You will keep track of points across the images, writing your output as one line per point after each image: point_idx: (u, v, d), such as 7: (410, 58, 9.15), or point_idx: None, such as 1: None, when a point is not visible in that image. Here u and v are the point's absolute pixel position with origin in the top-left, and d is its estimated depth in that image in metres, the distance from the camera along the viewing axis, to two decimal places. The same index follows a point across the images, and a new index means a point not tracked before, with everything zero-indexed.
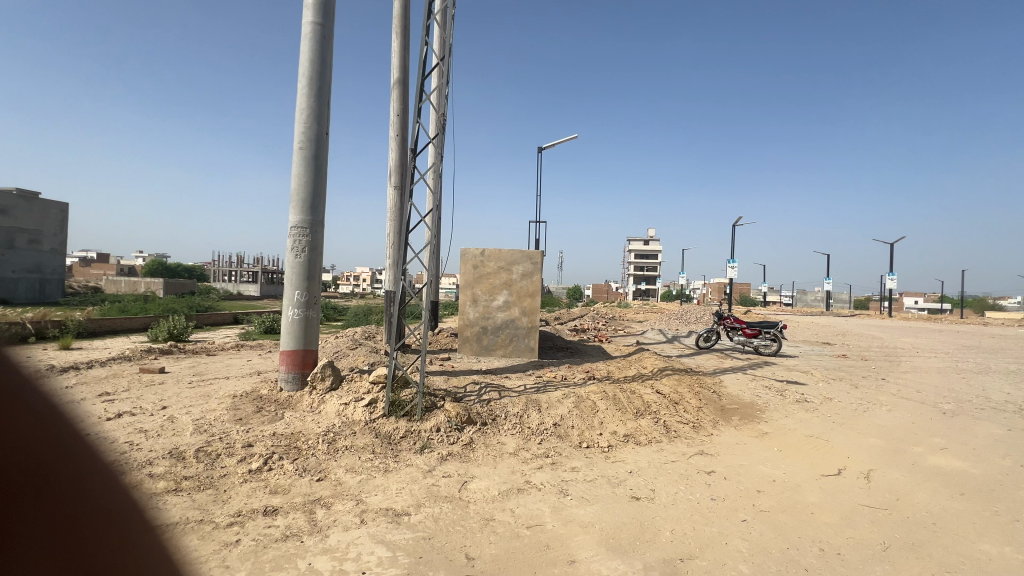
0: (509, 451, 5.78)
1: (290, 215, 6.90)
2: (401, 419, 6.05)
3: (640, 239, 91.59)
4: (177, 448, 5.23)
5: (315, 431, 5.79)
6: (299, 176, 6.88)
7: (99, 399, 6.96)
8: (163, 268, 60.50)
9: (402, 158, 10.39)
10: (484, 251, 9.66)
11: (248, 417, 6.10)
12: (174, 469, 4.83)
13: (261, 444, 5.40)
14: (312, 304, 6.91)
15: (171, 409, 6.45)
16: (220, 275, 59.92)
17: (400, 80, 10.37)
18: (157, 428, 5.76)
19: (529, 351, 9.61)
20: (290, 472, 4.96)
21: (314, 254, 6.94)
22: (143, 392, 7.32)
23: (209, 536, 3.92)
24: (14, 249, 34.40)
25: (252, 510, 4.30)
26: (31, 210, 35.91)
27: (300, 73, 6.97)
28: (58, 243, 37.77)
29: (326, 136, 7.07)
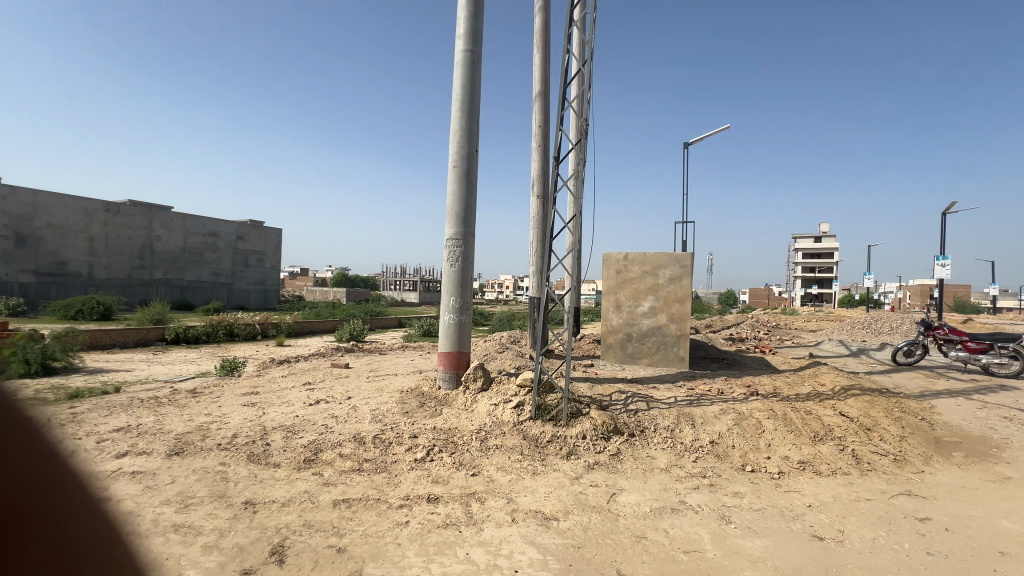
0: (661, 466, 5.44)
1: (446, 228, 7.55)
2: (547, 423, 6.13)
3: (809, 237, 79.62)
4: (359, 433, 6.07)
5: (469, 428, 6.18)
6: (454, 192, 7.49)
7: (303, 388, 8.47)
8: (347, 280, 71.77)
9: (544, 167, 10.65)
10: (628, 255, 9.36)
11: (413, 411, 6.80)
12: (357, 452, 5.60)
13: (424, 436, 5.96)
14: (465, 310, 7.42)
15: (354, 399, 7.54)
16: (389, 284, 68.75)
17: (542, 91, 10.68)
18: (344, 415, 6.76)
19: (678, 360, 8.99)
20: (449, 464, 5.38)
21: (467, 263, 7.47)
22: (333, 384, 8.69)
23: (384, 514, 4.44)
24: (248, 267, 44.42)
25: (418, 496, 4.75)
26: (259, 235, 45.68)
27: (453, 97, 7.62)
28: (276, 261, 47.51)
29: (476, 153, 7.59)
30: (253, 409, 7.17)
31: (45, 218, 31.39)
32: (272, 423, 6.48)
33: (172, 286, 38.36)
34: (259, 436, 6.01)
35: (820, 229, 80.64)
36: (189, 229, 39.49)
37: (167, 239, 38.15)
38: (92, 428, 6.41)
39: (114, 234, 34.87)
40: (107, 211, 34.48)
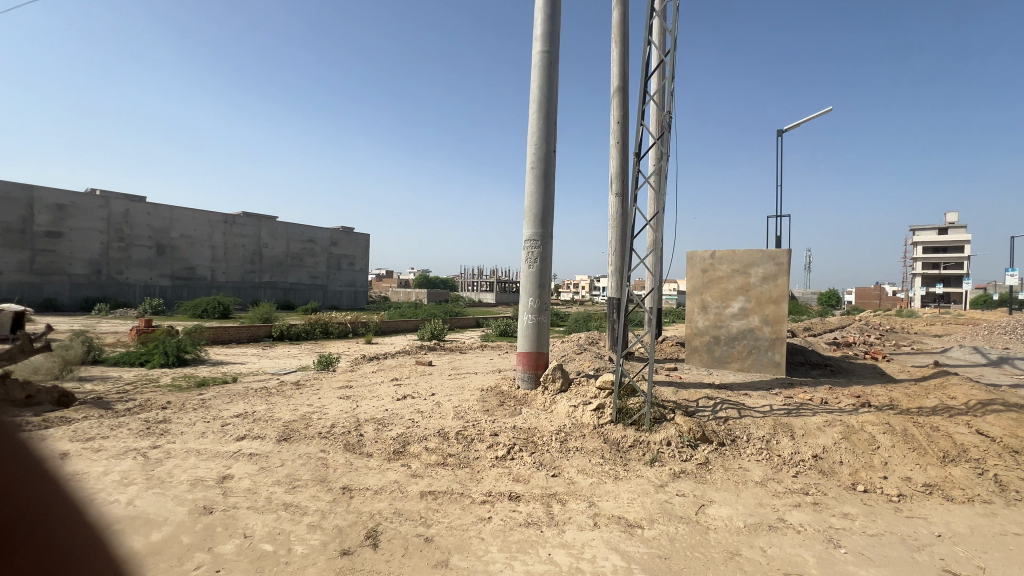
0: (755, 480, 5.06)
1: (524, 229, 7.62)
2: (629, 427, 5.96)
3: (931, 229, 69.92)
4: (443, 429, 6.32)
5: (548, 429, 6.19)
6: (532, 194, 7.55)
7: (391, 383, 9.00)
8: (428, 281, 75.13)
9: (623, 165, 10.38)
10: (715, 254, 8.84)
11: (494, 409, 6.95)
12: (442, 446, 5.83)
13: (504, 435, 6.06)
14: (543, 311, 7.44)
15: (437, 396, 7.87)
16: (467, 285, 70.93)
17: (621, 87, 10.42)
18: (429, 410, 7.08)
19: (773, 366, 8.32)
20: (529, 464, 5.42)
21: (545, 264, 7.49)
22: (418, 380, 9.14)
23: (468, 508, 4.57)
24: (340, 270, 48.15)
25: (500, 493, 4.84)
26: (350, 240, 49.30)
27: (531, 99, 7.68)
28: (365, 264, 50.99)
29: (554, 154, 7.58)
30: (348, 402, 7.75)
31: (178, 230, 36.24)
32: (365, 415, 6.96)
33: (277, 288, 42.63)
34: (353, 426, 6.48)
35: (945, 220, 70.56)
36: (291, 236, 43.63)
37: (273, 246, 42.43)
38: (216, 413, 7.29)
39: (231, 242, 39.42)
40: (226, 222, 39.06)
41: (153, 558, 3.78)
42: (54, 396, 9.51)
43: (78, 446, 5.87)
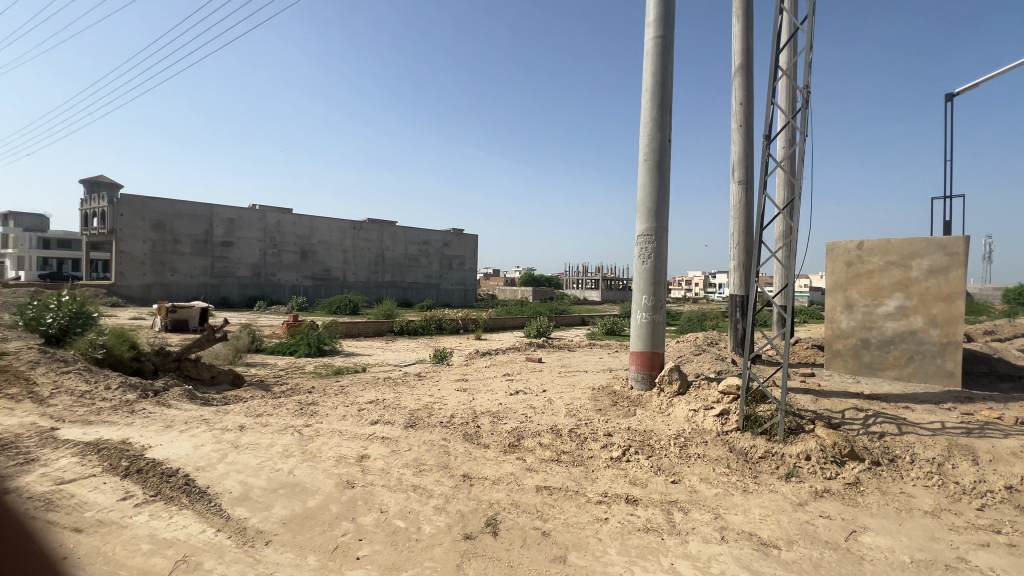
0: (924, 509, 4.30)
1: (637, 224, 7.35)
2: (759, 437, 5.44)
3: None
4: (556, 425, 6.37)
5: (666, 432, 5.90)
6: (645, 187, 7.26)
7: (504, 378, 9.31)
8: (533, 279, 76.36)
9: (746, 149, 9.53)
10: (863, 244, 7.70)
11: (607, 409, 6.82)
12: (556, 443, 5.87)
13: (619, 436, 5.91)
14: (658, 308, 7.12)
15: (549, 392, 7.95)
16: (571, 282, 70.74)
17: (743, 65, 9.57)
18: (541, 407, 7.18)
19: (943, 376, 7.03)
20: (646, 468, 5.22)
21: (660, 260, 7.16)
22: (529, 376, 9.32)
23: (584, 507, 4.55)
24: (452, 270, 51.11)
25: (616, 495, 4.73)
26: (460, 242, 52.01)
27: (643, 88, 7.39)
28: (474, 264, 53.47)
29: (668, 144, 7.21)
30: (465, 394, 8.19)
31: (317, 236, 41.32)
32: (481, 408, 7.28)
33: (397, 287, 46.55)
34: (471, 418, 6.82)
35: None
36: (409, 239, 47.34)
37: (393, 248, 46.43)
38: (353, 398, 8.18)
39: (359, 246, 43.96)
40: (354, 228, 43.60)
41: (310, 522, 4.37)
42: (230, 377, 11.46)
43: (251, 420, 6.99)
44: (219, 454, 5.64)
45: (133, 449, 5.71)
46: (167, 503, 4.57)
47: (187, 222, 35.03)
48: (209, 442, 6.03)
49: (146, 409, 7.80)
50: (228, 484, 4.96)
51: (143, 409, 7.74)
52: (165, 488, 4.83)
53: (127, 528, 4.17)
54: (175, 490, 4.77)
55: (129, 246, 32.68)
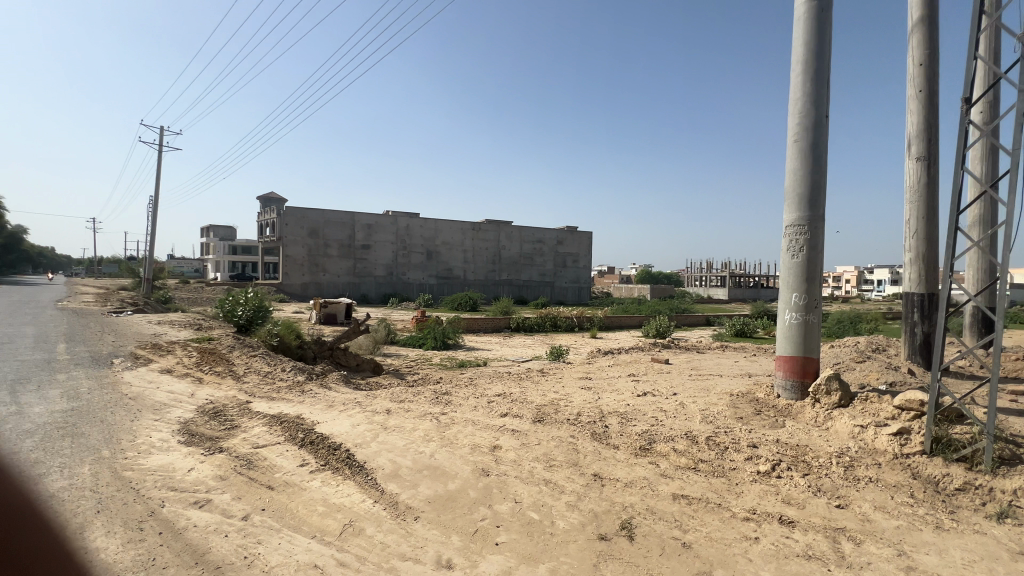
0: None
1: (784, 214, 6.60)
2: (955, 465, 4.52)
3: None
4: (690, 431, 5.99)
5: (825, 449, 5.19)
6: (794, 171, 6.49)
7: (629, 378, 9.02)
8: (651, 276, 73.02)
9: (928, 119, 8.00)
10: None
11: (749, 417, 6.22)
12: (692, 450, 5.52)
13: (766, 448, 5.36)
14: (812, 308, 6.30)
15: (680, 396, 7.52)
16: (693, 279, 66.18)
17: (923, 18, 8.02)
18: (672, 410, 6.82)
19: None
20: (802, 487, 4.64)
21: (814, 253, 6.33)
22: (656, 378, 8.91)
23: (729, 522, 4.20)
24: (566, 268, 51.20)
25: (766, 513, 4.28)
26: (575, 240, 51.82)
27: (792, 62, 6.65)
28: (588, 261, 52.90)
29: (825, 120, 6.37)
30: (590, 392, 8.11)
31: (441, 238, 44.36)
32: (608, 408, 7.14)
33: (513, 285, 47.98)
34: (598, 417, 6.72)
35: None
36: (524, 238, 48.46)
37: (510, 247, 47.93)
38: (482, 390, 8.60)
39: (478, 246, 46.21)
40: (474, 229, 45.92)
41: (452, 504, 4.68)
42: (372, 365, 12.82)
43: (395, 405, 7.73)
44: (372, 434, 6.33)
45: (306, 424, 6.68)
46: (334, 473, 5.26)
47: (335, 228, 40.09)
48: (363, 423, 6.79)
49: (311, 390, 9.08)
50: (381, 461, 5.54)
51: (310, 390, 9.03)
52: (331, 459, 5.56)
53: (306, 491, 4.88)
54: (339, 462, 5.47)
55: (293, 251, 38.45)
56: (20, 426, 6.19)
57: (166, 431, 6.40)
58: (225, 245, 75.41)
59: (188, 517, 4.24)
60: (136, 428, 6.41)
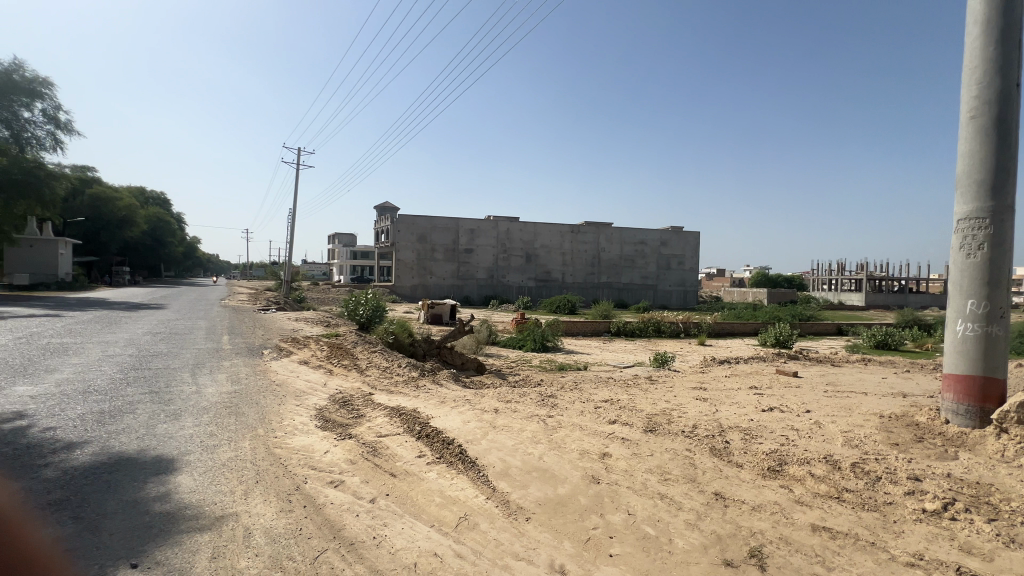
0: None
1: (957, 205, 5.59)
2: None
3: None
4: (831, 456, 5.31)
5: (1019, 492, 4.27)
6: (971, 154, 5.48)
7: (750, 391, 8.25)
8: (767, 279, 66.50)
9: None
10: None
11: (908, 445, 5.34)
12: (833, 477, 4.88)
13: (933, 483, 4.56)
14: (996, 319, 5.23)
15: (815, 415, 6.71)
16: (820, 283, 58.88)
17: None
18: (807, 430, 6.11)
19: None
20: (987, 533, 3.85)
21: (1000, 251, 5.25)
22: (783, 392, 8.05)
23: (887, 565, 3.61)
24: (670, 270, 48.75)
25: (938, 560, 3.62)
26: (679, 241, 49.08)
27: (968, 27, 5.66)
28: (694, 263, 49.81)
29: (1016, 89, 5.29)
30: (706, 404, 7.56)
31: (540, 241, 44.80)
32: (728, 422, 6.60)
33: (613, 288, 46.84)
34: (718, 432, 6.24)
35: None
36: (624, 240, 47.05)
37: (610, 249, 46.83)
38: (587, 395, 8.46)
39: (576, 248, 45.85)
40: (573, 231, 45.68)
41: (562, 508, 4.63)
42: (476, 364, 13.29)
43: (503, 405, 7.92)
44: (482, 431, 6.54)
45: (422, 418, 7.11)
46: (448, 466, 5.51)
47: (442, 233, 42.47)
48: (474, 420, 7.05)
49: (424, 386, 9.67)
50: (491, 459, 5.68)
51: (424, 386, 9.62)
52: (446, 453, 5.83)
53: (424, 481, 5.17)
54: (452, 456, 5.72)
55: (404, 256, 41.48)
56: (199, 403, 7.44)
57: (305, 415, 7.24)
58: (347, 251, 83.95)
59: (325, 495, 4.71)
60: (282, 412, 7.33)
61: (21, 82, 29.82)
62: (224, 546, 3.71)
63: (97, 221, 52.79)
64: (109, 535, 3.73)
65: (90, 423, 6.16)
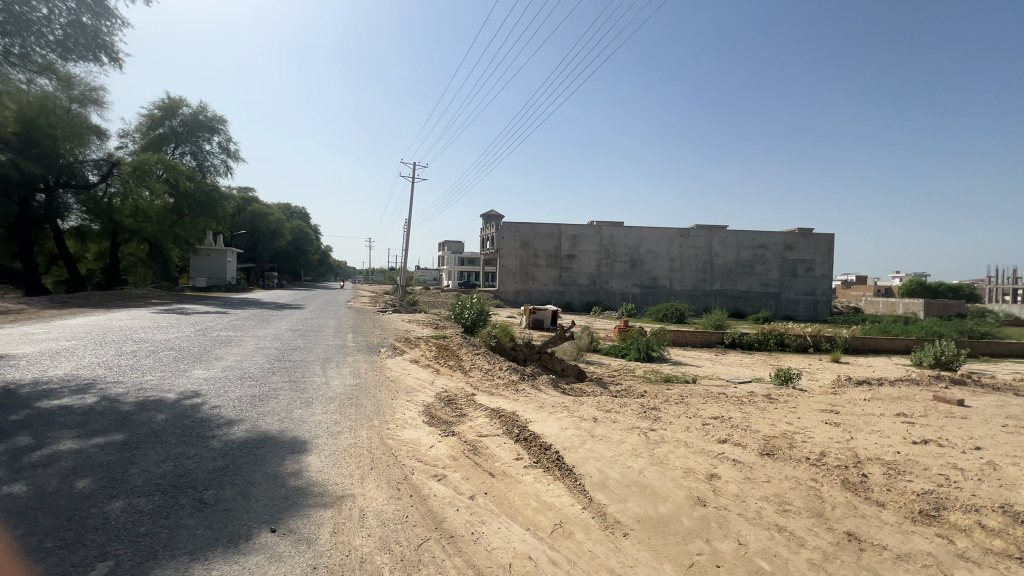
0: None
1: None
2: None
3: None
4: (1010, 507, 4.36)
5: None
6: None
7: (897, 419, 7.07)
8: (924, 287, 56.60)
9: None
10: None
11: None
12: (1014, 535, 4.00)
13: None
14: None
15: (987, 453, 5.55)
16: (999, 293, 48.60)
17: None
18: (975, 472, 5.08)
19: None
20: None
21: None
22: (943, 423, 6.78)
23: None
24: (796, 277, 43.91)
25: None
26: (808, 244, 43.87)
27: None
28: (827, 269, 44.27)
29: None
30: (838, 429, 6.65)
31: (646, 246, 43.10)
32: (866, 452, 5.73)
33: (727, 296, 43.38)
34: (852, 462, 5.44)
35: None
36: (741, 244, 43.38)
37: (724, 255, 43.47)
38: (695, 410, 7.92)
39: (686, 253, 43.31)
40: (682, 235, 43.23)
41: (663, 527, 4.38)
42: (576, 371, 13.18)
43: (602, 414, 7.74)
44: (579, 439, 6.45)
45: (520, 421, 7.22)
46: (545, 471, 5.53)
47: (544, 240, 42.93)
48: (572, 427, 6.99)
49: (524, 389, 9.83)
50: (589, 468, 5.57)
51: (524, 390, 9.79)
52: (543, 457, 5.85)
53: (521, 484, 5.24)
54: (549, 462, 5.72)
55: (508, 262, 42.67)
56: (327, 393, 8.39)
57: (414, 410, 7.78)
58: (456, 257, 88.80)
59: (429, 487, 5.01)
60: (394, 406, 7.97)
61: (205, 121, 36.43)
62: (343, 524, 4.11)
63: (255, 234, 62.36)
64: (255, 501, 4.35)
65: (245, 405, 7.27)
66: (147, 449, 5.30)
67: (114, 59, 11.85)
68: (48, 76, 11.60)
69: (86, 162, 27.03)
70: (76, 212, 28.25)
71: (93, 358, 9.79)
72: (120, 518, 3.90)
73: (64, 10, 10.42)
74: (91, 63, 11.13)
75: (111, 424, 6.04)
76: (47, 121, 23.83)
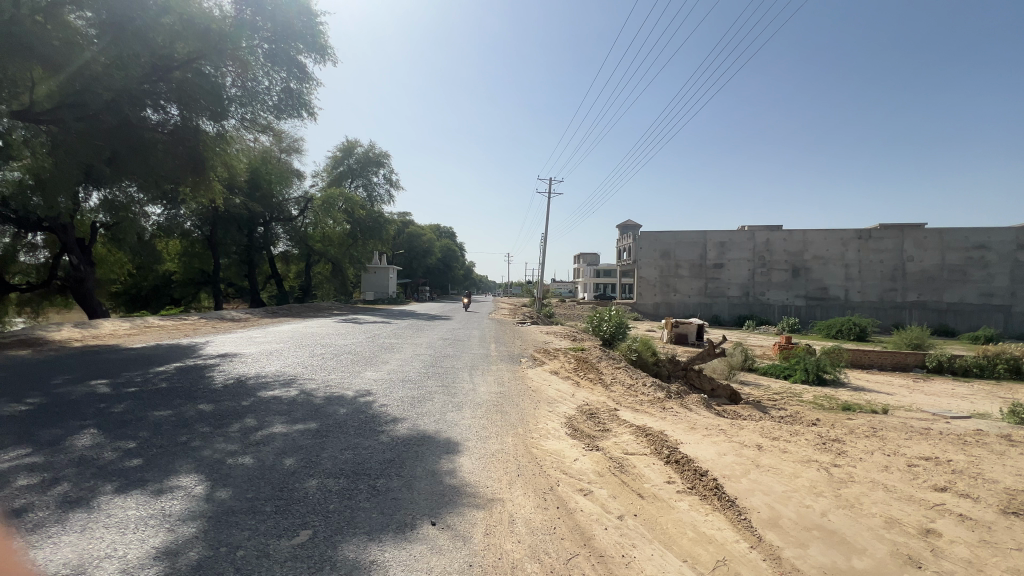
0: None
1: None
2: None
3: None
4: None
5: None
6: None
7: None
8: None
9: None
10: None
11: None
12: None
13: None
14: None
15: None
16: None
17: None
18: None
19: None
20: None
21: None
22: None
23: None
24: None
25: None
26: None
27: None
28: None
29: None
30: None
31: (812, 251, 37.56)
32: None
33: (927, 309, 35.48)
34: None
35: None
36: (947, 245, 35.14)
37: (922, 258, 35.62)
38: (893, 447, 6.49)
39: (866, 259, 36.61)
40: (860, 238, 36.71)
41: None
42: (728, 393, 11.91)
43: (768, 442, 6.81)
44: (741, 468, 5.75)
45: (669, 442, 6.73)
46: (701, 499, 5.04)
47: (686, 248, 40.26)
48: (731, 454, 6.27)
49: (671, 408, 9.21)
50: (755, 502, 4.91)
51: (672, 409, 9.15)
52: (698, 484, 5.33)
53: (674, 510, 4.84)
54: (706, 489, 5.19)
55: (647, 273, 40.91)
56: (474, 399, 8.91)
57: (557, 422, 7.80)
58: (592, 270, 87.88)
59: (576, 501, 4.92)
60: (537, 416, 8.09)
61: (374, 157, 42.49)
62: (494, 526, 4.25)
63: (411, 253, 70.04)
64: (417, 493, 4.77)
65: (407, 405, 8.10)
66: (333, 438, 6.20)
67: (311, 112, 14.40)
68: (269, 134, 14.72)
69: (290, 200, 33.84)
70: (283, 240, 34.87)
71: (294, 358, 11.90)
72: (317, 493, 4.63)
73: (278, 80, 13.04)
74: (296, 118, 13.79)
75: (308, 413, 7.24)
76: (266, 169, 30.34)
